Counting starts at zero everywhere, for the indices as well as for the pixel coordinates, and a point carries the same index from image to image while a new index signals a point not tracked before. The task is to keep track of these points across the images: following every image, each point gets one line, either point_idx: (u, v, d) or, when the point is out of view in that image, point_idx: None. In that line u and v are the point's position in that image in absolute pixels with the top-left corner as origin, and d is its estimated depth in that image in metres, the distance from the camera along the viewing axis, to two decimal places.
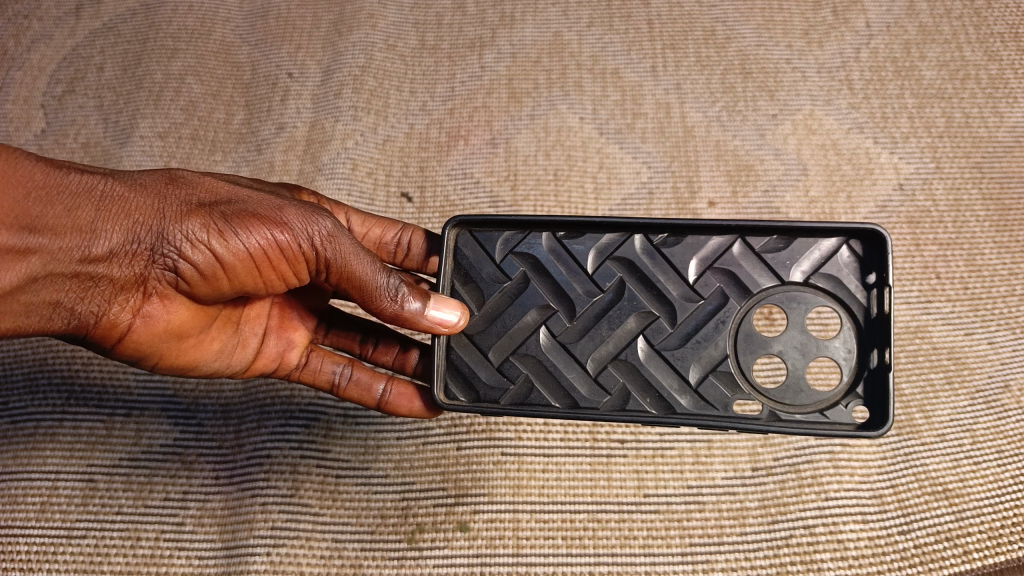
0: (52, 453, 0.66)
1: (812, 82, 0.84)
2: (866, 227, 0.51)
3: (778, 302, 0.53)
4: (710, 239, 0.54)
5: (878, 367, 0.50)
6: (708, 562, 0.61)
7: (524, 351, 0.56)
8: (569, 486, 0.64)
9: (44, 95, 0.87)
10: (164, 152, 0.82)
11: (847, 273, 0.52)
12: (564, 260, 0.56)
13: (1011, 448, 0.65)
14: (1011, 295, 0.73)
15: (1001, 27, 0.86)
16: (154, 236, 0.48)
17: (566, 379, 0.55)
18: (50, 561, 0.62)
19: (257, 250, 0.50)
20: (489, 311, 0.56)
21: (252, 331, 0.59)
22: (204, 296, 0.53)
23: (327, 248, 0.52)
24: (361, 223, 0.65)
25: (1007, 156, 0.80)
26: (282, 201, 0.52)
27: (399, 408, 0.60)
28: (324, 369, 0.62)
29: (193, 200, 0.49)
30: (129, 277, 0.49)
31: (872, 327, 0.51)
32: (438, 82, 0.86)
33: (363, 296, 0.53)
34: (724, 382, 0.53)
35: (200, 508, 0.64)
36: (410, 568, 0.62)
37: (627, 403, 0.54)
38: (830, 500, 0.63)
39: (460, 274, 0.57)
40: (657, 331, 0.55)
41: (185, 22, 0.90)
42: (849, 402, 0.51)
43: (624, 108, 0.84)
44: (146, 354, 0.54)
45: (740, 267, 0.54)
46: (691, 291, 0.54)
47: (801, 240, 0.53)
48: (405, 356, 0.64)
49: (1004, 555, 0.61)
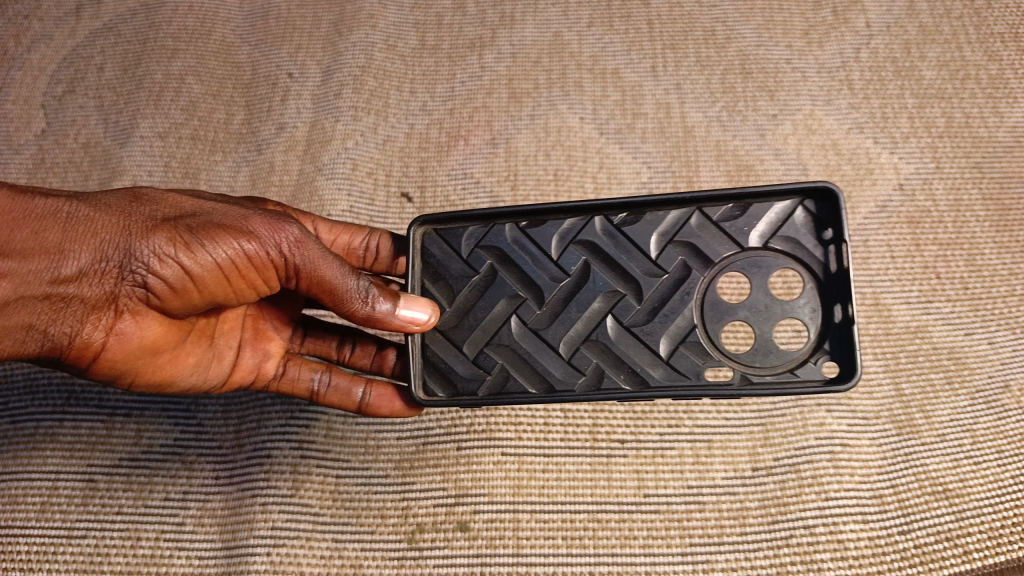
0: (52, 453, 0.66)
1: (812, 82, 0.84)
2: (818, 185, 0.52)
3: (740, 267, 0.54)
4: (668, 214, 0.56)
5: (842, 322, 0.52)
6: (708, 562, 0.61)
7: (498, 341, 0.57)
8: (569, 486, 0.64)
9: (44, 95, 0.87)
10: (164, 152, 0.82)
11: (805, 231, 0.54)
12: (527, 248, 0.58)
13: (1011, 448, 0.65)
14: (1010, 294, 0.73)
15: (1001, 28, 0.86)
16: (122, 252, 0.49)
17: (541, 364, 0.56)
18: (50, 561, 0.62)
19: (225, 260, 0.51)
20: (460, 306, 0.58)
21: (227, 344, 0.60)
22: (177, 310, 0.53)
23: (295, 254, 0.53)
24: (329, 230, 0.66)
25: (1006, 156, 0.80)
26: (246, 212, 0.54)
27: (381, 409, 0.61)
28: (303, 377, 0.63)
29: (157, 216, 0.51)
30: (100, 295, 0.49)
31: (833, 282, 0.53)
32: (439, 82, 0.86)
33: (335, 301, 0.55)
34: (695, 352, 0.55)
35: (200, 508, 0.64)
36: (410, 568, 0.62)
37: (601, 382, 0.55)
38: (830, 500, 0.63)
39: (429, 272, 0.59)
40: (627, 309, 0.56)
41: (185, 22, 0.90)
42: (818, 358, 0.53)
43: (624, 108, 0.84)
44: (123, 373, 0.54)
45: (701, 239, 0.55)
46: (654, 266, 0.56)
47: (757, 206, 0.54)
48: (382, 356, 0.64)
49: (1004, 555, 0.61)
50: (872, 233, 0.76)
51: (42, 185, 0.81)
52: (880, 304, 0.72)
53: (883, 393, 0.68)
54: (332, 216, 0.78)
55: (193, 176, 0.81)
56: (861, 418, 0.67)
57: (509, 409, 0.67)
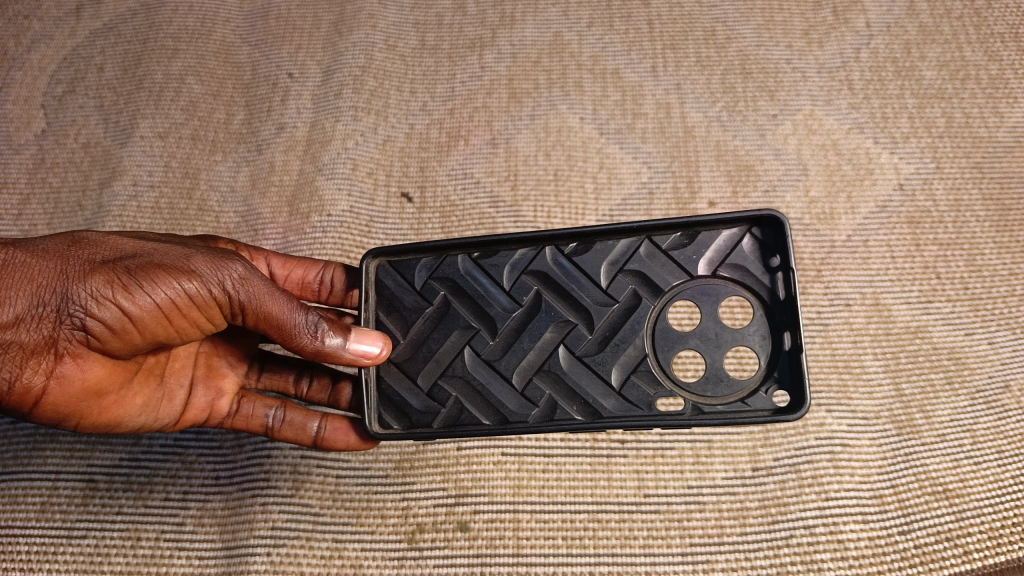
0: (51, 453, 0.66)
1: (813, 82, 0.84)
2: (763, 213, 0.53)
3: (689, 296, 0.55)
4: (618, 243, 0.57)
5: (791, 350, 0.53)
6: (708, 562, 0.61)
7: (451, 374, 0.58)
8: (568, 486, 0.64)
9: (44, 95, 0.87)
10: (164, 152, 0.82)
11: (752, 259, 0.55)
12: (480, 279, 0.58)
13: (1011, 448, 0.65)
14: (1011, 294, 0.73)
15: (1001, 28, 0.86)
16: (59, 297, 0.49)
17: (494, 397, 0.57)
18: (50, 561, 0.62)
19: (165, 301, 0.51)
20: (414, 338, 0.59)
21: (178, 382, 0.60)
22: (121, 351, 0.53)
23: (239, 291, 0.53)
24: (282, 265, 0.66)
25: (1007, 156, 0.80)
26: (188, 251, 0.54)
27: (336, 443, 0.61)
28: (257, 413, 0.62)
29: (96, 259, 0.51)
30: (38, 341, 0.49)
31: (781, 310, 0.54)
32: (439, 82, 0.86)
33: (283, 335, 0.55)
34: (646, 381, 0.55)
35: (200, 509, 0.64)
36: (410, 568, 0.62)
37: (554, 413, 0.56)
38: (831, 500, 0.63)
39: (384, 304, 0.59)
40: (578, 338, 0.57)
41: (185, 22, 0.90)
42: (768, 387, 0.53)
43: (624, 108, 0.84)
44: (67, 416, 0.53)
45: (651, 268, 0.56)
46: (605, 295, 0.57)
47: (705, 233, 0.55)
48: (337, 390, 0.64)
49: (1004, 555, 0.61)
50: (872, 233, 0.76)
51: (42, 184, 0.81)
52: (880, 304, 0.72)
53: (883, 392, 0.68)
54: (331, 217, 0.78)
55: (193, 176, 0.81)
56: (861, 418, 0.67)
57: None
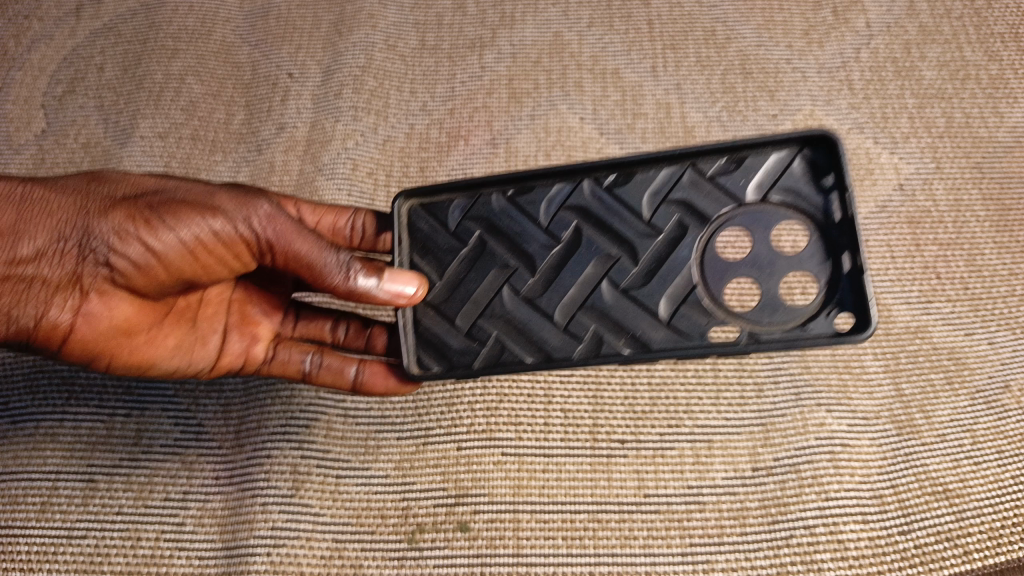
0: (51, 453, 0.66)
1: (813, 82, 0.84)
2: (818, 132, 0.54)
3: (740, 223, 0.57)
4: (659, 174, 0.58)
5: (852, 271, 0.54)
6: (708, 562, 0.61)
7: (491, 313, 0.60)
8: (568, 486, 0.64)
9: (44, 95, 0.87)
10: (165, 152, 0.82)
11: (804, 182, 0.56)
12: (516, 217, 0.60)
13: (1011, 448, 0.65)
14: (1011, 295, 0.73)
15: (1001, 28, 0.87)
16: (81, 233, 0.53)
17: (539, 334, 0.59)
18: (50, 561, 0.62)
19: (188, 239, 0.54)
20: (450, 280, 0.61)
21: (211, 328, 0.63)
22: (146, 290, 0.56)
23: (262, 230, 0.56)
24: (312, 211, 0.67)
25: (1007, 156, 0.80)
26: (211, 190, 0.57)
27: (375, 387, 0.63)
28: (293, 359, 0.65)
29: (116, 196, 0.55)
30: (63, 277, 0.53)
31: (839, 231, 0.55)
32: (439, 82, 0.86)
33: (314, 275, 0.56)
34: (696, 311, 0.57)
35: (201, 509, 0.64)
36: (410, 568, 0.62)
37: (600, 347, 0.58)
38: (831, 500, 0.63)
39: (418, 246, 0.61)
40: (623, 272, 0.59)
41: (185, 22, 0.90)
42: (828, 312, 0.54)
43: (624, 108, 0.84)
44: (97, 355, 0.57)
45: (697, 198, 0.58)
46: (648, 227, 0.59)
47: (752, 160, 0.57)
48: (371, 337, 0.67)
49: (1005, 556, 0.61)
50: (872, 233, 0.76)
51: None
52: (880, 305, 0.72)
53: (883, 393, 0.68)
54: None
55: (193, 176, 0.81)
56: (861, 418, 0.67)
57: (509, 410, 0.67)
